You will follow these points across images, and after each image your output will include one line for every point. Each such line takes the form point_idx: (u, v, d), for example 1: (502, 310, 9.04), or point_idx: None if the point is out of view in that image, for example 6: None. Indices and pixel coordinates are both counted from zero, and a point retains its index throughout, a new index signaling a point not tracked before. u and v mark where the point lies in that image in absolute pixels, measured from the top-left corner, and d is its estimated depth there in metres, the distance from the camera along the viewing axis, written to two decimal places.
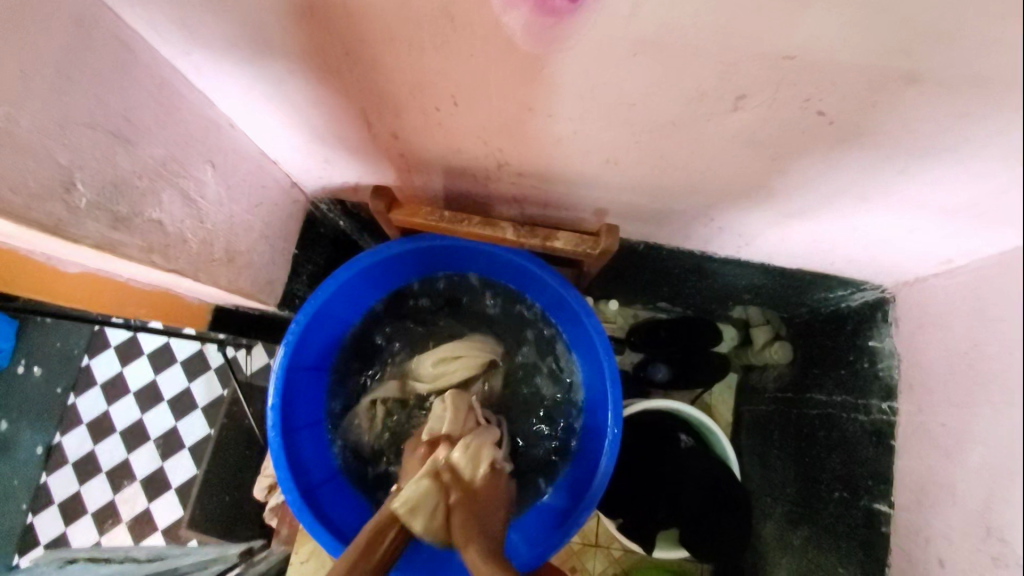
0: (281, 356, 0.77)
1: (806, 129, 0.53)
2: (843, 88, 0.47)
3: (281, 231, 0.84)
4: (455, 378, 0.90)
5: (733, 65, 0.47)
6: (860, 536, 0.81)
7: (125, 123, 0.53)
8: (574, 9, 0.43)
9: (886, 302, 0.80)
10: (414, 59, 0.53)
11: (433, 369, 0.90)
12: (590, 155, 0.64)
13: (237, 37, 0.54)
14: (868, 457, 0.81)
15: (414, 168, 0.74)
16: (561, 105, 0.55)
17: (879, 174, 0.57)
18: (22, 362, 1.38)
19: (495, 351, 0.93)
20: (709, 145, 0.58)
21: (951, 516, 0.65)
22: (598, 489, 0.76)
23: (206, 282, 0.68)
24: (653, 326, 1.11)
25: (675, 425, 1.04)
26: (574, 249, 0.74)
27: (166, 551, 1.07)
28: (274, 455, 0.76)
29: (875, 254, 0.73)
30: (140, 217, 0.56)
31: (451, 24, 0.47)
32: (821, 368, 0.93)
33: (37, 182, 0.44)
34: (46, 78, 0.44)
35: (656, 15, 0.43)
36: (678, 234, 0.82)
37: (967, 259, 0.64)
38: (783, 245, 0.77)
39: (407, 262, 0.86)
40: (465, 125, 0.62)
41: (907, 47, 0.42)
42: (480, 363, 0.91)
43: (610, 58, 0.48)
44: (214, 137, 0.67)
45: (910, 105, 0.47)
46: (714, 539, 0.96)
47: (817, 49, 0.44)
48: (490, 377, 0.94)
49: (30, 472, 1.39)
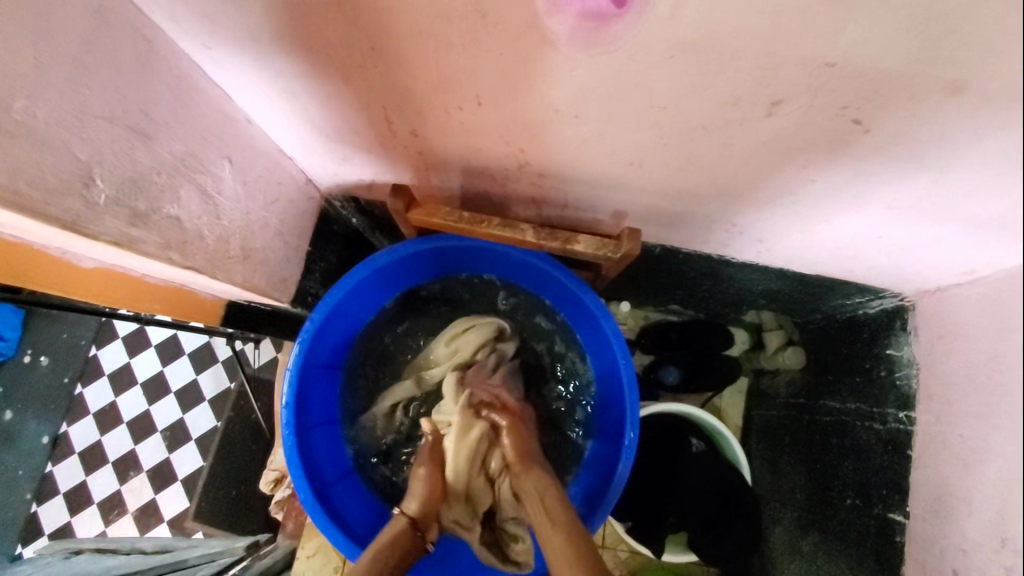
0: (295, 354, 0.76)
1: (839, 136, 0.52)
2: (882, 95, 0.46)
3: (296, 228, 0.83)
4: (467, 348, 0.89)
5: (770, 69, 0.46)
6: (873, 544, 0.80)
7: (144, 117, 0.52)
8: (620, 12, 0.42)
9: (905, 311, 0.79)
10: (439, 57, 0.52)
11: (445, 349, 0.90)
12: (612, 157, 0.63)
13: (259, 32, 0.53)
14: (883, 466, 0.80)
15: (433, 166, 0.73)
16: (587, 107, 0.55)
17: (908, 182, 0.56)
18: (30, 351, 1.40)
19: (500, 319, 0.93)
20: (736, 150, 0.57)
21: (967, 529, 0.64)
22: (614, 495, 0.76)
23: (222, 279, 0.67)
24: (665, 328, 1.11)
25: (688, 429, 1.03)
26: (595, 253, 0.73)
27: (171, 543, 1.07)
28: (289, 454, 0.75)
29: (897, 263, 0.72)
30: (159, 214, 0.55)
31: (481, 21, 0.46)
32: (836, 374, 0.92)
33: (57, 177, 0.43)
34: (64, 69, 0.43)
35: (693, 18, 0.41)
36: (695, 237, 0.81)
37: (991, 270, 0.63)
38: (803, 251, 0.76)
39: (421, 261, 0.85)
40: (487, 124, 0.61)
41: (952, 55, 0.41)
42: (490, 328, 0.91)
43: (644, 62, 0.47)
44: (232, 133, 0.66)
45: (949, 116, 0.46)
46: (726, 540, 0.96)
47: (858, 55, 0.42)
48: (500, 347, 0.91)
49: (35, 461, 1.38)
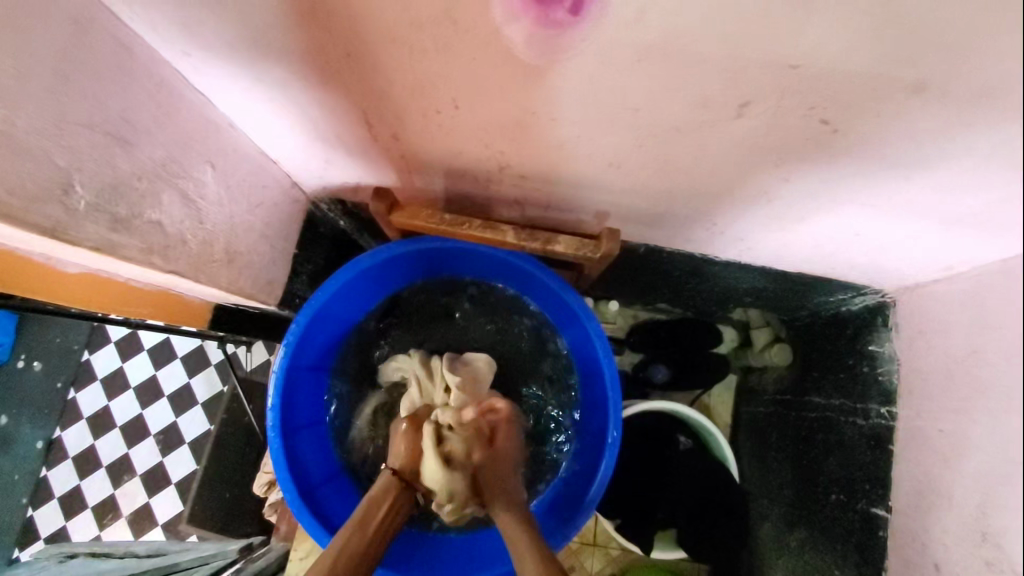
0: (280, 356, 0.77)
1: (809, 137, 0.53)
2: (848, 95, 0.47)
3: (281, 232, 0.84)
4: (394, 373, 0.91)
5: (737, 72, 0.46)
6: (857, 539, 0.81)
7: (124, 124, 0.52)
8: (576, 20, 0.44)
9: (887, 307, 0.80)
10: (414, 62, 0.52)
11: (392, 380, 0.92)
12: (591, 159, 0.64)
13: (237, 39, 0.53)
14: (866, 461, 0.81)
15: (414, 169, 0.74)
16: (563, 109, 0.55)
17: (880, 182, 0.57)
18: (23, 357, 1.39)
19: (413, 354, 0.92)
20: (711, 150, 0.58)
21: (947, 522, 0.65)
22: (596, 494, 0.77)
23: (205, 283, 0.68)
24: (653, 327, 1.11)
25: (674, 427, 1.03)
26: (575, 253, 0.74)
27: (166, 546, 1.07)
28: (274, 456, 0.76)
29: (876, 260, 0.73)
30: (140, 219, 0.56)
31: (453, 28, 0.47)
32: (820, 372, 0.93)
33: (36, 184, 0.44)
34: (44, 78, 0.44)
35: (658, 21, 0.42)
36: (677, 237, 0.82)
37: (967, 267, 0.64)
38: (782, 250, 0.77)
39: (405, 263, 0.85)
40: (466, 127, 0.62)
41: (912, 56, 0.42)
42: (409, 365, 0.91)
43: (614, 64, 0.48)
44: (214, 138, 0.67)
45: (913, 115, 0.47)
46: (712, 535, 0.98)
47: (821, 57, 0.43)
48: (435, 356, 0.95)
49: (30, 466, 1.39)
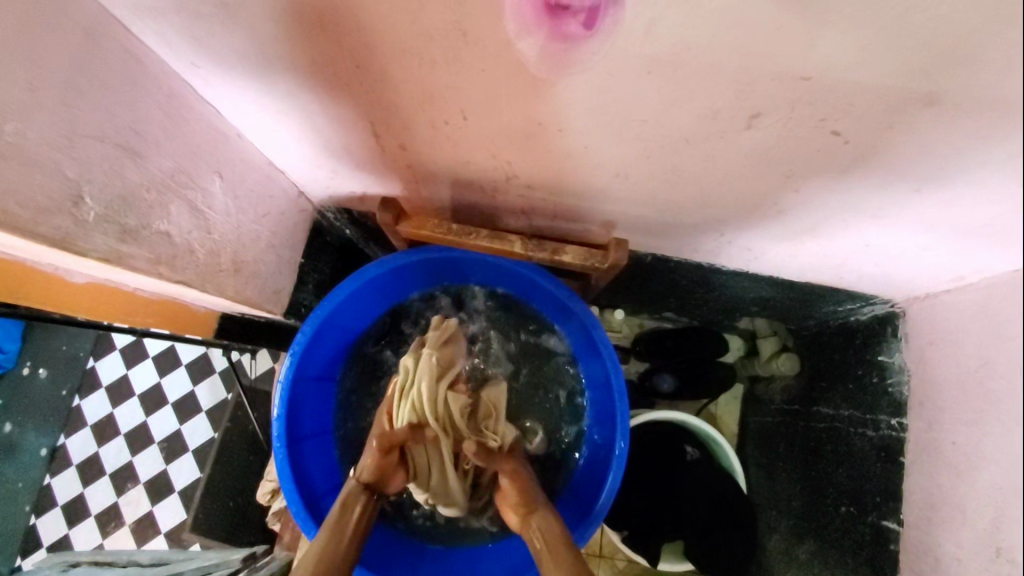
0: (287, 365, 0.77)
1: (819, 148, 0.53)
2: (859, 108, 0.47)
3: (288, 240, 0.84)
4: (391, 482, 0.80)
5: (747, 83, 0.46)
6: (867, 552, 0.80)
7: (134, 136, 0.53)
8: (588, 34, 0.43)
9: (895, 318, 0.79)
10: (424, 74, 0.52)
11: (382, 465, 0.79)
12: (598, 170, 0.64)
13: (248, 52, 0.54)
14: (877, 472, 0.80)
15: (422, 179, 0.74)
16: (572, 121, 0.55)
17: (892, 192, 0.56)
18: (28, 364, 1.38)
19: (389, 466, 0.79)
20: (719, 162, 0.58)
21: (960, 537, 0.64)
22: (604, 504, 0.76)
23: (212, 292, 0.68)
24: (658, 337, 1.09)
25: (680, 437, 1.02)
26: (583, 263, 0.75)
27: (168, 556, 1.05)
28: (279, 466, 0.76)
29: (888, 271, 0.72)
30: (148, 229, 0.56)
31: (462, 40, 0.47)
32: (829, 382, 0.92)
33: (46, 196, 0.44)
34: (57, 90, 0.44)
35: (668, 34, 0.42)
36: (685, 247, 0.81)
37: (978, 277, 0.63)
38: (793, 260, 0.77)
39: (412, 272, 0.86)
40: (475, 138, 0.62)
41: (925, 67, 0.41)
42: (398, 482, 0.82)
43: (623, 76, 0.48)
44: (223, 149, 0.67)
45: (925, 127, 0.47)
46: (722, 550, 0.96)
47: (832, 70, 0.43)
48: (419, 480, 0.82)
49: (33, 475, 1.38)
